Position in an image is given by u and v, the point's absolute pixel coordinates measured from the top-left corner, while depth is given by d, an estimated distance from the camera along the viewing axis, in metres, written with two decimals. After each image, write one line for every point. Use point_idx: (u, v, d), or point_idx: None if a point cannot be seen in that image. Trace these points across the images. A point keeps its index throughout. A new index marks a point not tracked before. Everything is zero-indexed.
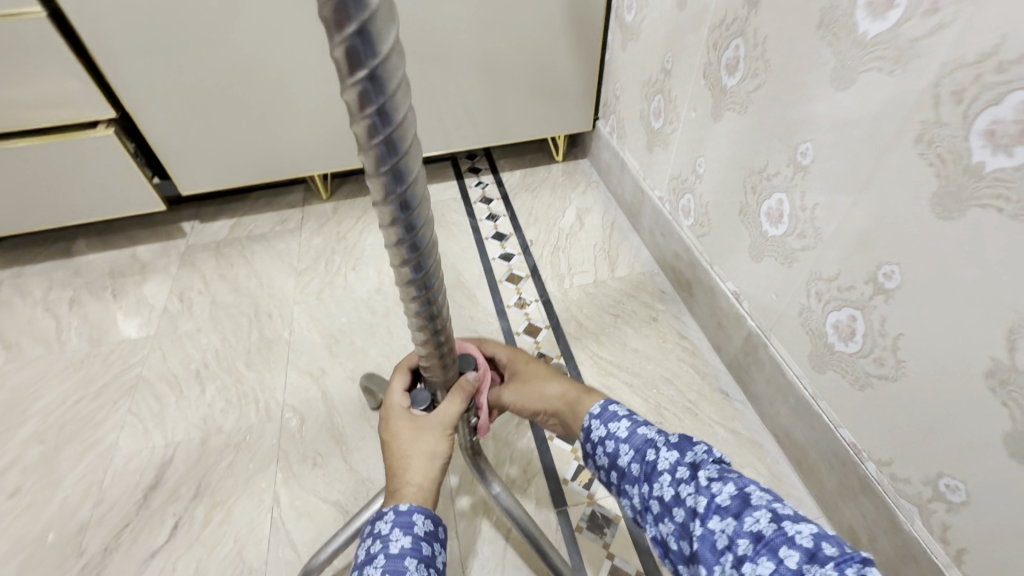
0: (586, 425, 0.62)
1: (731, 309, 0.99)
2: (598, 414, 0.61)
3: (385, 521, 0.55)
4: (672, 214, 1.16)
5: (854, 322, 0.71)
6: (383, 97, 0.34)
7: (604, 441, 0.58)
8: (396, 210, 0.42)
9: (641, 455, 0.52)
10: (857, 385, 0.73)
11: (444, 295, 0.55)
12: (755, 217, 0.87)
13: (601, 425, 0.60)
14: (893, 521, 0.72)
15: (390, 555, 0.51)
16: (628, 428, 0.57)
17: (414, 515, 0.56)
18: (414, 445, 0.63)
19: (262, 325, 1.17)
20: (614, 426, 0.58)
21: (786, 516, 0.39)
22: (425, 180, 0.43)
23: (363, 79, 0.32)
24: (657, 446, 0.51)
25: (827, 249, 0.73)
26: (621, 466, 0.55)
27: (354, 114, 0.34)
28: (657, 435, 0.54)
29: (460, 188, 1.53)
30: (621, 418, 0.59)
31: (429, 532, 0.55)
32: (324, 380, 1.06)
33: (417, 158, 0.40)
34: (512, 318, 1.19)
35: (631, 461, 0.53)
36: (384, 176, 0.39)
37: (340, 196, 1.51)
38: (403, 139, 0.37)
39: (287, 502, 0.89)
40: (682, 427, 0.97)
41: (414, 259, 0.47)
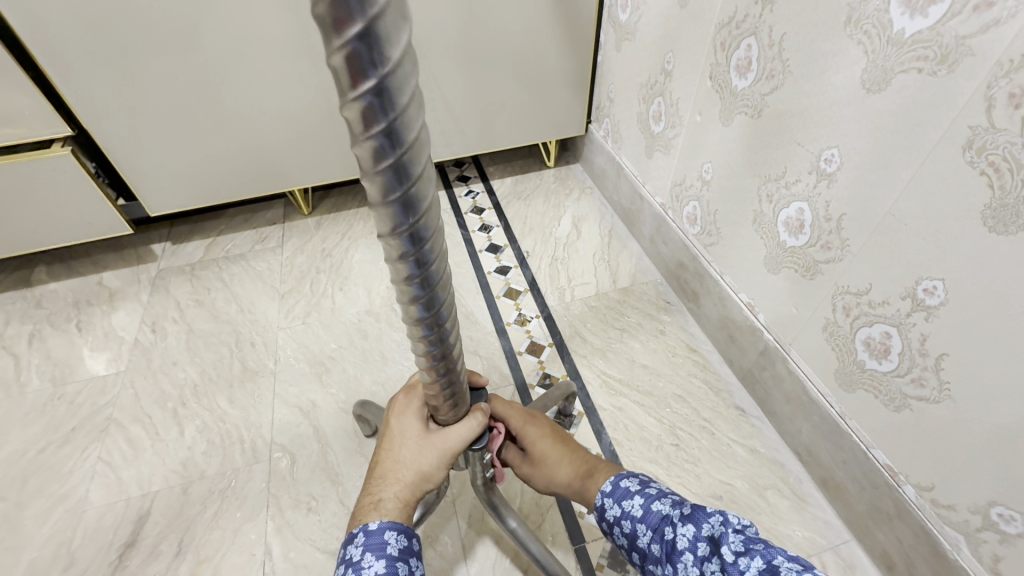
0: (599, 504, 0.61)
1: (745, 321, 0.95)
2: (610, 492, 0.61)
3: (356, 546, 0.53)
4: (675, 221, 1.11)
5: (889, 339, 0.67)
6: (392, 115, 0.27)
7: (619, 520, 0.58)
8: (405, 243, 0.35)
9: (658, 534, 0.52)
10: (893, 406, 0.69)
11: (457, 331, 0.48)
12: (771, 226, 0.83)
13: (614, 503, 0.59)
14: (935, 548, 0.68)
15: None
16: (642, 505, 0.56)
17: (386, 533, 0.54)
18: (409, 458, 0.60)
19: (245, 355, 1.09)
20: (628, 504, 0.58)
21: None
22: (439, 209, 0.36)
23: (368, 93, 0.25)
24: (672, 523, 0.52)
25: (855, 262, 0.69)
26: (640, 545, 0.54)
27: (357, 134, 0.27)
28: (672, 509, 0.54)
29: (449, 198, 1.46)
30: (634, 494, 0.58)
31: (404, 550, 0.54)
32: (315, 414, 0.98)
33: (431, 181, 0.33)
34: (513, 336, 1.12)
35: (649, 540, 0.53)
36: (392, 205, 0.32)
37: (322, 210, 1.42)
38: (415, 160, 0.30)
39: (280, 555, 0.81)
40: (700, 448, 0.93)
41: (426, 298, 0.40)
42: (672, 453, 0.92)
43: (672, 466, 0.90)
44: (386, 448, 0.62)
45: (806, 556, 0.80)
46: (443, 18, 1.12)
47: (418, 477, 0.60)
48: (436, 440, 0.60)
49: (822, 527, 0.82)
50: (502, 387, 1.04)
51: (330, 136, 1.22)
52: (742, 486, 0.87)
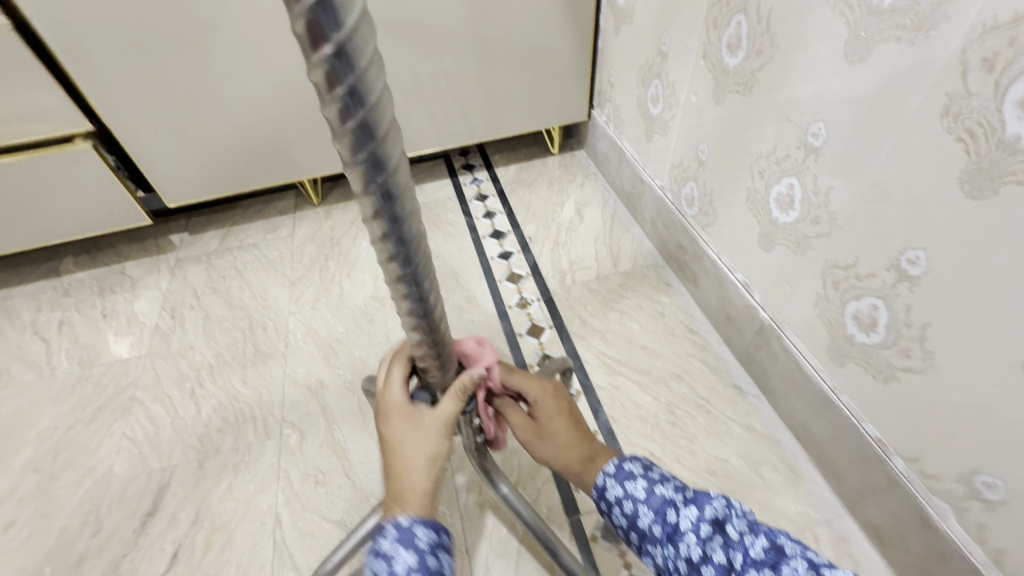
0: (602, 483, 0.67)
1: (741, 301, 0.95)
2: (615, 473, 0.67)
3: (386, 538, 0.52)
4: (674, 203, 1.12)
5: (875, 311, 0.67)
6: (353, 75, 0.28)
7: (620, 499, 0.64)
8: (378, 201, 0.36)
9: (662, 516, 0.58)
10: (881, 378, 0.69)
11: (436, 293, 0.50)
12: (763, 204, 0.83)
13: (618, 484, 0.65)
14: (924, 519, 0.68)
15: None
16: (646, 489, 0.62)
17: (416, 528, 0.52)
18: (414, 445, 0.60)
19: (257, 338, 1.14)
20: (631, 486, 0.64)
21: (822, 567, 0.43)
22: (406, 169, 0.38)
23: (329, 56, 0.27)
24: (675, 506, 0.57)
25: (842, 236, 0.70)
26: (641, 526, 0.60)
27: (324, 95, 0.29)
28: (674, 494, 0.60)
29: (455, 186, 1.49)
30: (638, 478, 0.64)
31: (434, 542, 0.52)
32: (323, 393, 1.03)
33: (396, 138, 0.35)
34: (514, 318, 1.15)
35: (651, 522, 0.59)
36: (362, 164, 0.33)
37: (331, 200, 1.47)
38: (380, 121, 0.32)
39: (289, 523, 0.85)
40: (696, 425, 0.94)
41: (404, 260, 0.42)
42: (668, 431, 0.94)
43: (667, 443, 0.92)
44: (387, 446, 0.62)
45: (798, 529, 0.81)
46: (443, 8, 1.14)
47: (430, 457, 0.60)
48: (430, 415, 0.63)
49: (815, 501, 0.83)
50: None
51: None
52: (737, 462, 0.89)
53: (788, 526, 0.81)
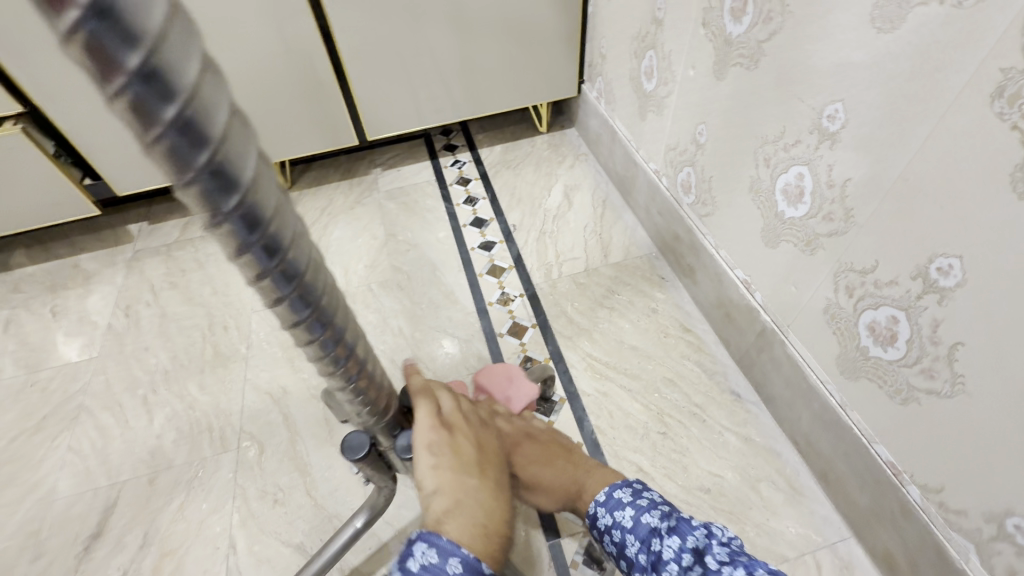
0: (592, 511, 0.64)
1: (741, 300, 0.86)
2: (603, 501, 0.63)
3: (433, 549, 0.44)
4: (669, 190, 1.02)
5: (896, 324, 0.58)
6: (137, 50, 0.17)
7: (610, 528, 0.61)
8: (245, 239, 0.25)
9: (647, 545, 0.55)
10: (899, 398, 0.61)
11: (360, 334, 0.39)
12: (769, 194, 0.73)
13: (607, 513, 0.62)
14: (942, 555, 0.60)
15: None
16: (632, 517, 0.59)
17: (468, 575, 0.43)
18: (472, 477, 0.53)
19: (218, 339, 1.06)
20: (619, 514, 0.60)
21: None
22: (278, 190, 0.26)
23: (84, 21, 0.16)
24: (659, 535, 0.54)
25: (860, 236, 0.60)
26: (629, 555, 0.57)
27: (102, 86, 0.18)
28: (659, 522, 0.56)
29: (435, 169, 1.39)
30: (625, 505, 0.61)
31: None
32: (285, 401, 0.95)
33: (249, 141, 0.23)
34: (495, 316, 1.06)
35: (637, 551, 0.56)
36: (203, 189, 0.22)
37: (302, 184, 1.38)
38: (212, 120, 0.20)
39: (243, 547, 0.79)
40: (690, 436, 0.86)
41: (307, 314, 0.31)
42: (659, 443, 0.86)
43: (657, 456, 0.84)
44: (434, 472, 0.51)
45: (799, 555, 0.73)
46: None
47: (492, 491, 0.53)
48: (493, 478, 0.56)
49: (818, 523, 0.76)
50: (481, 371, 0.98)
51: (296, 97, 1.15)
52: (733, 479, 0.81)
53: (787, 551, 0.74)
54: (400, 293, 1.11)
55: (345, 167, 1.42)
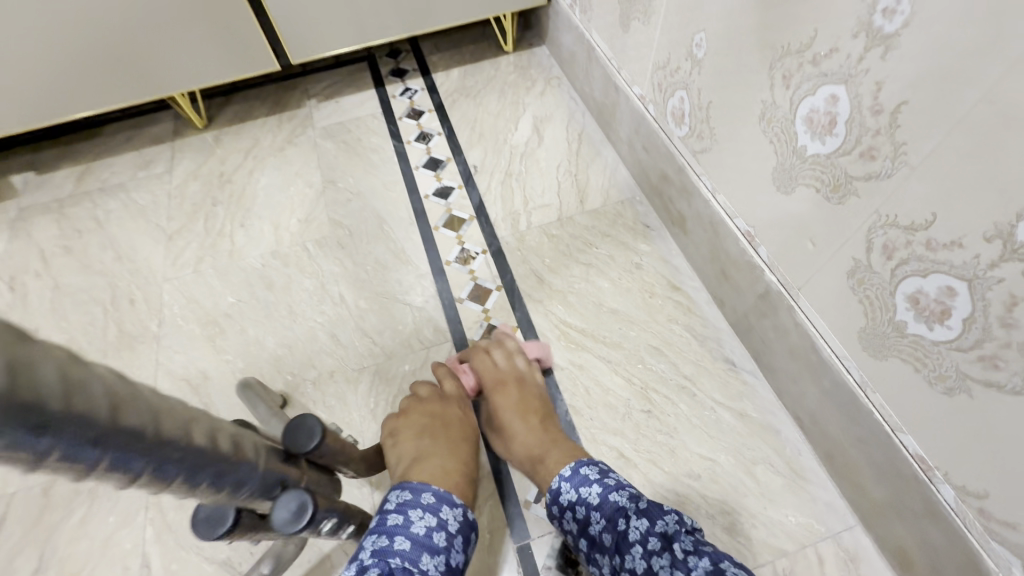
0: (555, 486, 0.60)
1: (742, 256, 0.72)
2: (569, 477, 0.59)
3: (408, 490, 0.51)
4: (658, 121, 0.84)
5: (951, 298, 0.45)
6: None
7: (574, 504, 0.58)
8: None
9: (613, 524, 0.53)
10: (941, 387, 0.49)
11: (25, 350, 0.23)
12: (788, 124, 0.57)
13: (572, 489, 0.58)
14: (973, 563, 0.51)
15: (416, 541, 0.47)
16: (600, 495, 0.56)
17: (442, 504, 0.51)
18: (426, 443, 0.61)
19: (123, 315, 0.89)
20: (586, 491, 0.57)
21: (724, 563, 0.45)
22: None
23: None
24: (627, 514, 0.53)
25: (911, 180, 0.45)
26: (593, 533, 0.55)
27: None
28: (629, 502, 0.54)
29: (381, 99, 1.17)
30: (593, 483, 0.57)
31: (463, 526, 0.52)
32: (205, 388, 0.80)
33: None
34: (453, 277, 0.90)
35: (603, 529, 0.54)
36: None
37: (222, 121, 1.16)
38: None
39: (159, 566, 0.67)
40: (678, 414, 0.75)
41: None
42: (643, 423, 0.75)
43: (641, 439, 0.73)
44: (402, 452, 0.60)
45: (799, 547, 0.65)
46: None
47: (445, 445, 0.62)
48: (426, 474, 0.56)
49: (820, 510, 0.67)
50: (437, 344, 0.84)
51: (182, 10, 0.89)
52: (726, 462, 0.71)
53: (786, 544, 0.65)
54: (341, 253, 0.94)
55: (273, 98, 1.19)
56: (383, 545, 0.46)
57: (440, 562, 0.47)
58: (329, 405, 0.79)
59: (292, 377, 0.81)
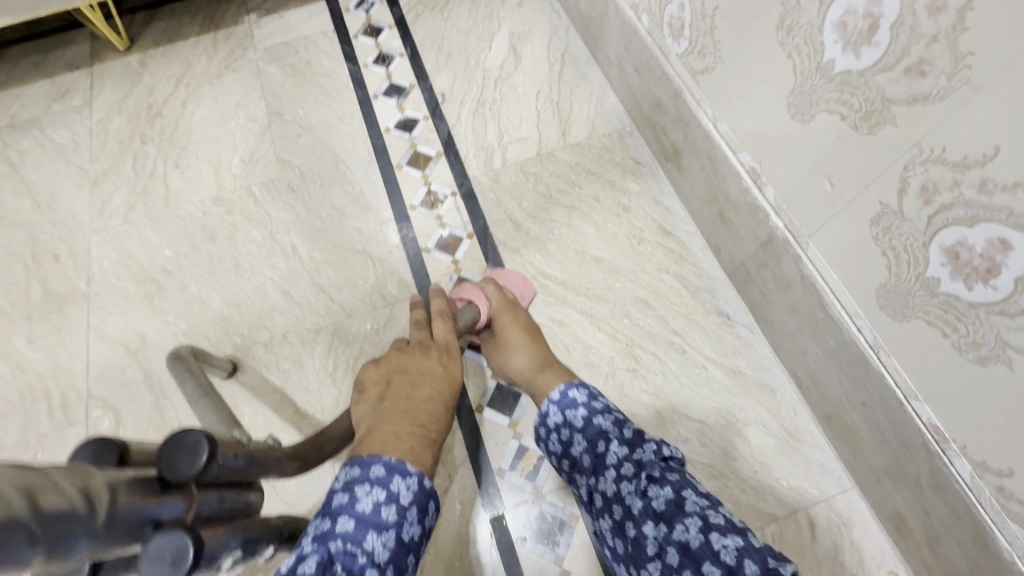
0: (542, 406, 0.55)
1: (744, 197, 0.62)
2: (556, 397, 0.54)
3: (355, 465, 0.39)
4: (653, 36, 0.71)
5: (1003, 253, 0.37)
6: None
7: (558, 426, 0.52)
8: None
9: (592, 447, 0.49)
10: (973, 355, 0.42)
11: None
12: (813, 33, 0.46)
13: (557, 409, 0.53)
14: (982, 539, 0.47)
15: (362, 523, 0.35)
16: (584, 416, 0.51)
17: (394, 476, 0.38)
18: (385, 405, 0.45)
19: (46, 272, 0.79)
20: (570, 413, 0.52)
21: (715, 527, 0.38)
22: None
23: None
24: (607, 439, 0.48)
25: (970, 103, 0.36)
26: (572, 454, 0.51)
27: None
28: (613, 425, 0.49)
29: (332, 13, 1.00)
30: (578, 404, 0.52)
31: (420, 495, 0.39)
32: (146, 353, 0.72)
33: None
34: (419, 224, 0.80)
35: (582, 451, 0.49)
36: None
37: (147, 42, 0.99)
38: None
39: None
40: (666, 374, 0.69)
41: None
42: (628, 384, 0.68)
43: (625, 400, 0.67)
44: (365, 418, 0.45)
45: (790, 513, 0.61)
46: None
47: (415, 407, 0.45)
48: (395, 427, 0.42)
49: (813, 473, 0.63)
50: (402, 300, 0.75)
51: None
52: (716, 425, 0.66)
53: (776, 509, 0.61)
54: (292, 198, 0.83)
55: (205, 13, 1.02)
56: (323, 531, 0.35)
57: (390, 539, 0.36)
58: (283, 369, 0.71)
59: (242, 340, 0.73)
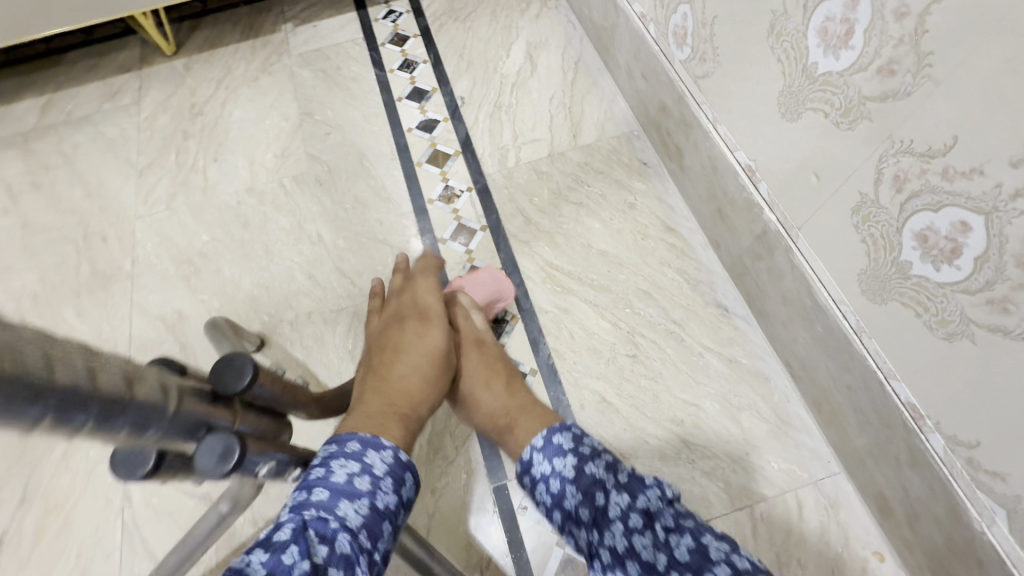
0: (526, 457, 0.44)
1: (740, 193, 0.66)
2: (540, 446, 0.43)
3: (333, 443, 0.36)
4: (659, 44, 0.76)
5: (964, 234, 0.40)
6: None
7: (546, 478, 0.42)
8: None
9: (589, 498, 0.38)
10: (942, 332, 0.45)
11: None
12: (798, 38, 0.50)
13: (544, 459, 0.42)
14: (955, 513, 0.49)
15: (333, 495, 0.32)
16: (573, 465, 0.40)
17: (368, 449, 0.36)
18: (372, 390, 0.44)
19: (95, 253, 0.86)
20: (557, 462, 0.41)
21: (750, 575, 0.32)
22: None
23: None
24: (605, 487, 0.38)
25: (933, 98, 0.40)
26: (564, 507, 0.40)
27: None
28: (606, 471, 0.40)
29: (362, 22, 1.07)
30: (566, 455, 0.41)
31: (397, 466, 0.36)
32: (182, 328, 0.79)
33: None
34: (436, 217, 0.86)
35: (577, 505, 0.39)
36: None
37: (192, 48, 1.07)
38: None
39: (141, 499, 0.68)
40: (664, 360, 0.72)
41: None
42: (628, 368, 0.72)
43: (625, 383, 0.71)
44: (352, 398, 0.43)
45: (779, 493, 0.64)
46: None
47: (409, 387, 0.45)
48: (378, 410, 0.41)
49: (803, 457, 0.65)
50: None
51: None
52: (711, 409, 0.69)
53: (767, 489, 0.64)
54: (319, 191, 0.89)
55: (245, 22, 1.10)
56: (292, 500, 0.32)
57: (363, 507, 0.32)
58: (306, 346, 0.77)
59: (269, 317, 0.79)
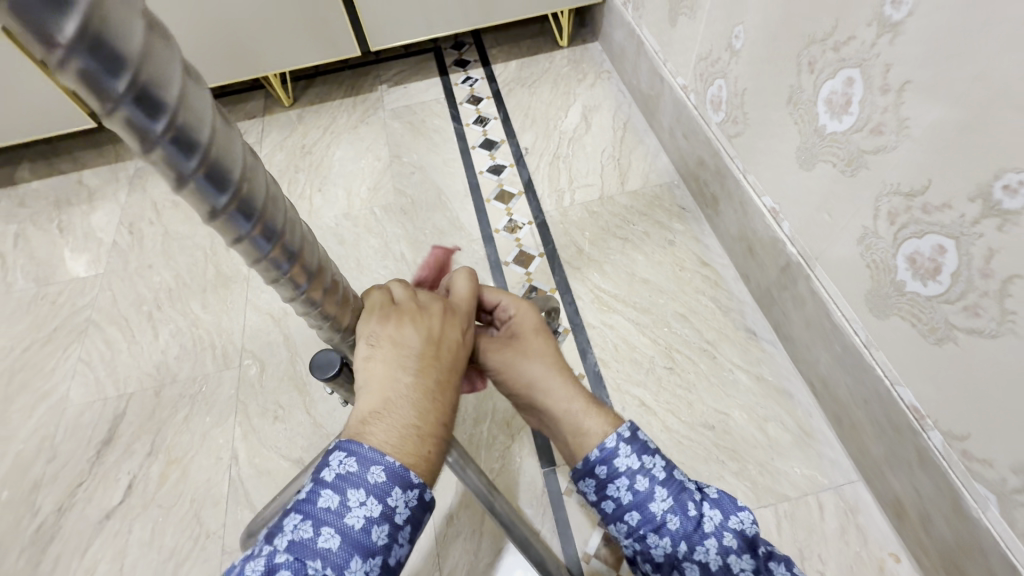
0: (608, 446, 0.46)
1: (767, 232, 0.78)
2: (629, 441, 0.46)
3: (354, 457, 0.33)
4: (698, 109, 0.92)
5: (942, 255, 0.51)
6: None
7: (631, 475, 0.45)
8: (174, 155, 0.24)
9: (683, 507, 0.43)
10: (933, 338, 0.54)
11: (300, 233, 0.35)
12: (810, 106, 0.64)
13: (632, 456, 0.46)
14: (957, 504, 0.56)
15: (347, 540, 0.32)
16: (667, 471, 0.45)
17: (393, 485, 0.33)
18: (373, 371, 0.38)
19: (219, 259, 1.03)
20: (649, 463, 0.45)
21: None
22: (143, 27, 0.20)
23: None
24: (696, 500, 0.44)
25: (912, 151, 0.52)
26: (649, 511, 0.44)
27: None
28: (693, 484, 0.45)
29: (444, 85, 1.29)
30: (656, 456, 0.46)
31: (418, 510, 0.35)
32: (287, 322, 0.94)
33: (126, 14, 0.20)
34: (501, 244, 1.01)
35: (665, 510, 0.43)
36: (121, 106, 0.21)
37: (305, 102, 1.31)
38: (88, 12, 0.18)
39: (246, 459, 0.81)
40: (697, 373, 0.82)
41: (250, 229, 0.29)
42: (665, 378, 0.82)
43: (662, 391, 0.81)
44: (359, 362, 0.39)
45: (802, 495, 0.71)
46: None
47: (423, 352, 0.39)
48: (381, 399, 0.37)
49: (825, 465, 0.73)
50: None
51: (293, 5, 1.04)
52: (739, 418, 0.78)
53: (789, 491, 0.72)
54: (404, 218, 1.06)
55: (349, 83, 1.33)
56: (302, 540, 0.31)
57: (376, 566, 0.32)
58: None
59: None
